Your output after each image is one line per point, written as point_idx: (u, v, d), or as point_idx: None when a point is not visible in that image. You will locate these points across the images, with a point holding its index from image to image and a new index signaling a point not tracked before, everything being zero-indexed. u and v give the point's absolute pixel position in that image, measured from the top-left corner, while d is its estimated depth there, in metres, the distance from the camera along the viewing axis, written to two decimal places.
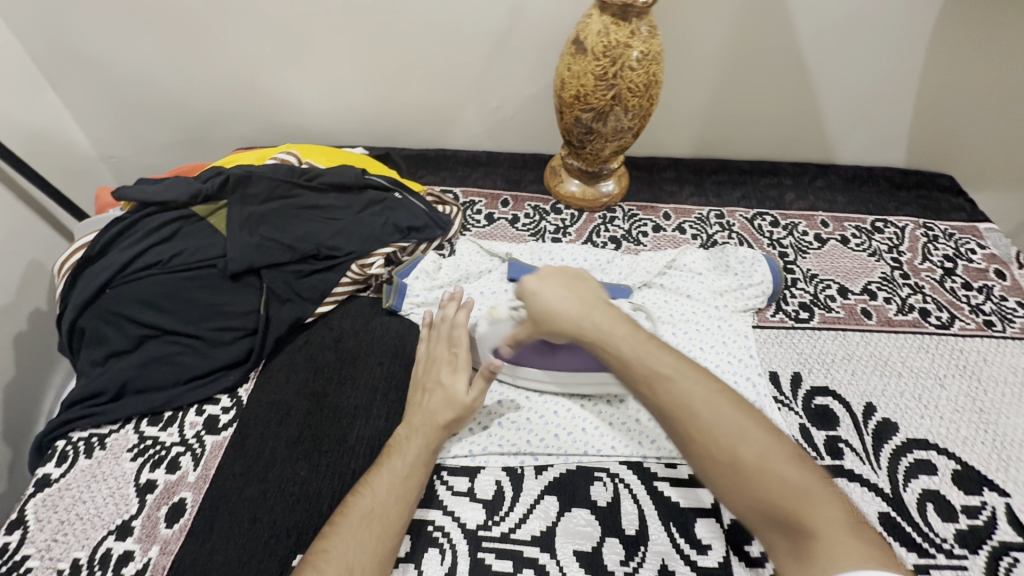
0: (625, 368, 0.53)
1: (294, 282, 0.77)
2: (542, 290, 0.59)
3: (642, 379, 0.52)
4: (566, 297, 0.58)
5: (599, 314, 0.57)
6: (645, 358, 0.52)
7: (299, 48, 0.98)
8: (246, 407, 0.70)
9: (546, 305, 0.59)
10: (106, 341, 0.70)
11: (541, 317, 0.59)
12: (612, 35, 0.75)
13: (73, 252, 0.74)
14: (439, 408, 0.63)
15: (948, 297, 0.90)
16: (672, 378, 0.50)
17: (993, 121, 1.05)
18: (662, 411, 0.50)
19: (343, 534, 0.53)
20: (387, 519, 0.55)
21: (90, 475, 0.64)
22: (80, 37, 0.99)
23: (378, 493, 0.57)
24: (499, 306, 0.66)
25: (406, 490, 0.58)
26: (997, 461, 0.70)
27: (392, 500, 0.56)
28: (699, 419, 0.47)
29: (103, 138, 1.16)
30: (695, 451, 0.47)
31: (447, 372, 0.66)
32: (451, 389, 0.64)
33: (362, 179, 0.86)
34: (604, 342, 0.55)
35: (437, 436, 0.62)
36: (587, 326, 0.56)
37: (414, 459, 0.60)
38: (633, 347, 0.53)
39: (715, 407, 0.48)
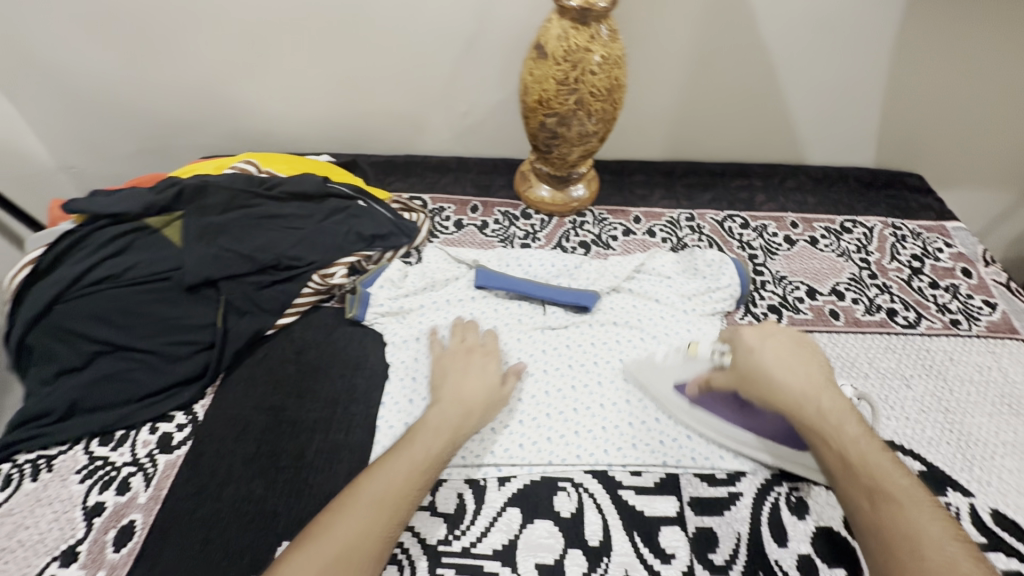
0: (848, 471, 0.52)
1: (253, 294, 0.76)
2: (762, 349, 0.62)
3: (865, 487, 0.50)
4: (787, 373, 0.59)
5: (828, 399, 0.57)
6: (876, 469, 0.50)
7: (260, 54, 0.97)
8: (201, 423, 0.68)
9: (761, 364, 0.61)
10: (54, 359, 0.68)
11: (753, 372, 0.61)
12: (572, 40, 0.75)
13: (21, 267, 0.72)
14: (474, 397, 0.66)
15: (915, 297, 0.90)
16: (905, 504, 0.48)
17: (958, 120, 1.06)
18: (878, 531, 0.47)
19: (347, 515, 0.52)
20: (395, 506, 0.54)
21: (35, 498, 0.61)
22: (33, 44, 0.96)
23: (389, 480, 0.56)
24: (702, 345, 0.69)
25: (417, 483, 0.57)
26: (962, 461, 0.70)
27: (404, 487, 0.55)
28: (928, 557, 0.43)
29: (63, 148, 1.13)
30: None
31: (476, 365, 0.69)
32: (485, 379, 0.68)
33: (324, 188, 0.85)
34: (838, 444, 0.53)
35: (464, 428, 0.63)
36: (810, 407, 0.57)
37: (430, 451, 0.59)
38: (865, 454, 0.52)
39: (952, 555, 0.43)
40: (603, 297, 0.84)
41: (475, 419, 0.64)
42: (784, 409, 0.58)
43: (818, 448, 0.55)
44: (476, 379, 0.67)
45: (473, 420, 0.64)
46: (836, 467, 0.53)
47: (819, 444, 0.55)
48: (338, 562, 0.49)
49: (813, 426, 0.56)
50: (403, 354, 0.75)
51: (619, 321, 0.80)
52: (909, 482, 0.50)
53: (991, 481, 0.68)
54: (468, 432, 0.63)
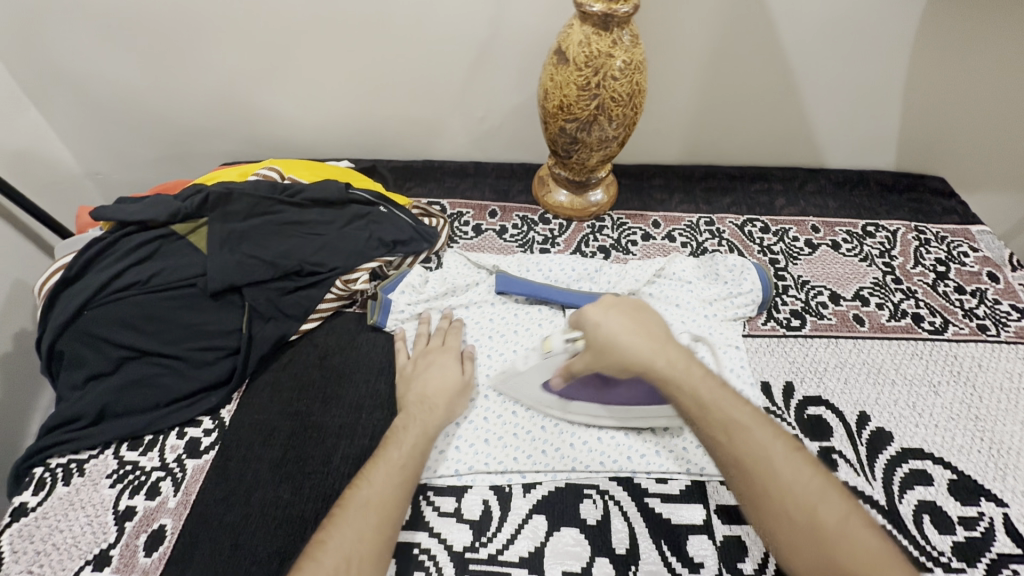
0: (703, 412, 0.55)
1: (277, 299, 0.76)
2: (606, 321, 0.61)
3: (720, 424, 0.54)
4: (639, 334, 0.59)
5: (673, 350, 0.59)
6: (723, 403, 0.55)
7: (281, 63, 0.98)
8: (228, 428, 0.69)
9: (613, 335, 0.59)
10: (84, 364, 0.69)
11: (606, 346, 0.60)
12: (594, 45, 0.74)
13: (52, 273, 0.73)
14: (440, 390, 0.67)
15: (941, 301, 0.89)
16: (751, 428, 0.53)
17: (982, 123, 1.04)
18: (739, 460, 0.52)
19: (341, 526, 0.52)
20: (386, 508, 0.55)
21: (68, 502, 0.62)
22: (60, 54, 0.98)
23: (379, 484, 0.56)
24: (552, 338, 0.65)
25: (406, 478, 0.58)
26: (995, 470, 0.69)
27: (389, 488, 0.56)
28: (778, 470, 0.50)
29: (88, 156, 1.15)
30: (767, 500, 0.49)
31: (445, 358, 0.71)
32: (450, 371, 0.69)
33: (346, 194, 0.85)
34: (691, 390, 0.56)
35: (434, 421, 0.64)
36: (661, 366, 0.57)
37: (410, 448, 0.61)
38: (714, 393, 0.55)
39: (792, 463, 0.51)
40: None
41: (440, 412, 0.65)
42: (638, 372, 0.58)
43: (673, 396, 0.56)
44: (437, 375, 0.68)
45: (440, 413, 0.65)
46: (693, 411, 0.55)
47: (674, 393, 0.56)
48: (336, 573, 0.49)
49: (669, 380, 0.57)
50: None
51: None
52: (744, 403, 0.56)
53: None
54: (437, 429, 0.64)
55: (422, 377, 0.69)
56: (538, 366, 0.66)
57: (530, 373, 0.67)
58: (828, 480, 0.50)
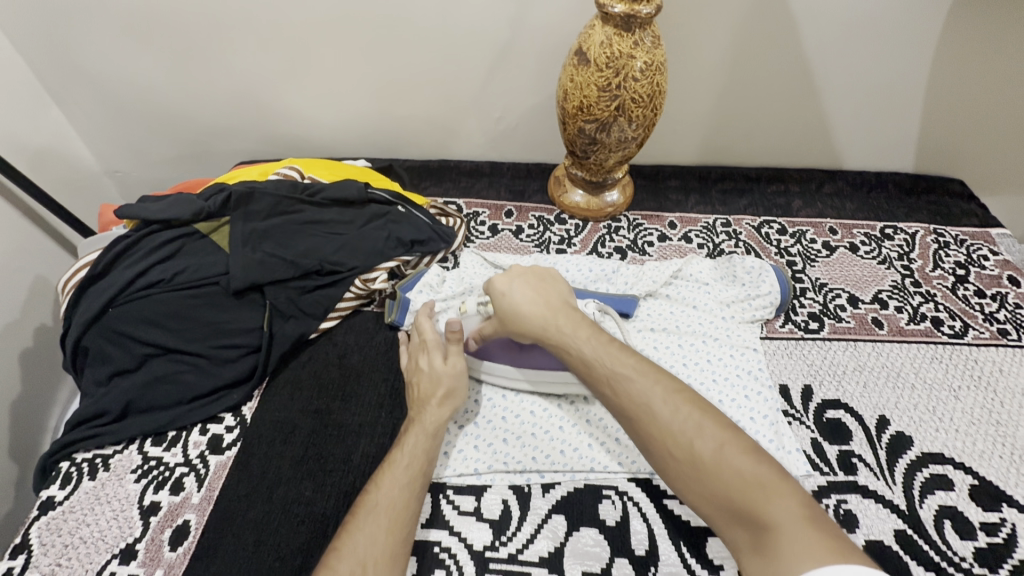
0: (589, 369, 0.58)
1: (299, 298, 0.77)
2: (510, 292, 0.66)
3: (604, 378, 0.57)
4: (533, 300, 0.65)
5: (563, 316, 0.63)
6: (605, 357, 0.58)
7: (301, 62, 0.98)
8: (250, 426, 0.69)
9: (512, 304, 0.65)
10: (109, 360, 0.70)
11: (507, 314, 0.66)
12: (615, 46, 0.74)
13: (78, 270, 0.74)
14: (434, 386, 0.66)
15: (961, 305, 0.88)
16: (631, 377, 0.55)
17: (1002, 125, 1.03)
18: (624, 411, 0.54)
19: (353, 532, 0.53)
20: (398, 511, 0.55)
21: (94, 497, 0.63)
22: (83, 53, 0.99)
23: (389, 487, 0.57)
24: (468, 303, 0.74)
25: (412, 479, 0.58)
26: (1016, 475, 0.69)
27: (396, 491, 0.56)
28: (657, 412, 0.52)
29: (107, 154, 1.16)
30: (651, 443, 0.51)
31: (432, 351, 0.69)
32: (435, 363, 0.67)
33: (365, 193, 0.85)
34: (576, 349, 0.60)
35: (432, 419, 0.64)
36: (552, 329, 0.62)
37: (414, 449, 0.61)
38: (598, 351, 0.58)
39: (671, 404, 0.52)
40: (640, 302, 0.83)
41: (434, 410, 0.64)
42: (535, 335, 0.64)
43: (563, 356, 0.61)
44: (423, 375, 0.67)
45: (437, 408, 0.65)
46: (582, 370, 0.59)
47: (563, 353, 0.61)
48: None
49: (556, 342, 0.61)
50: None
51: (656, 327, 0.80)
52: (629, 356, 0.58)
53: None
54: (434, 424, 0.63)
55: (419, 376, 0.68)
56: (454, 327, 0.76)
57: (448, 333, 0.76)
58: (711, 415, 0.51)
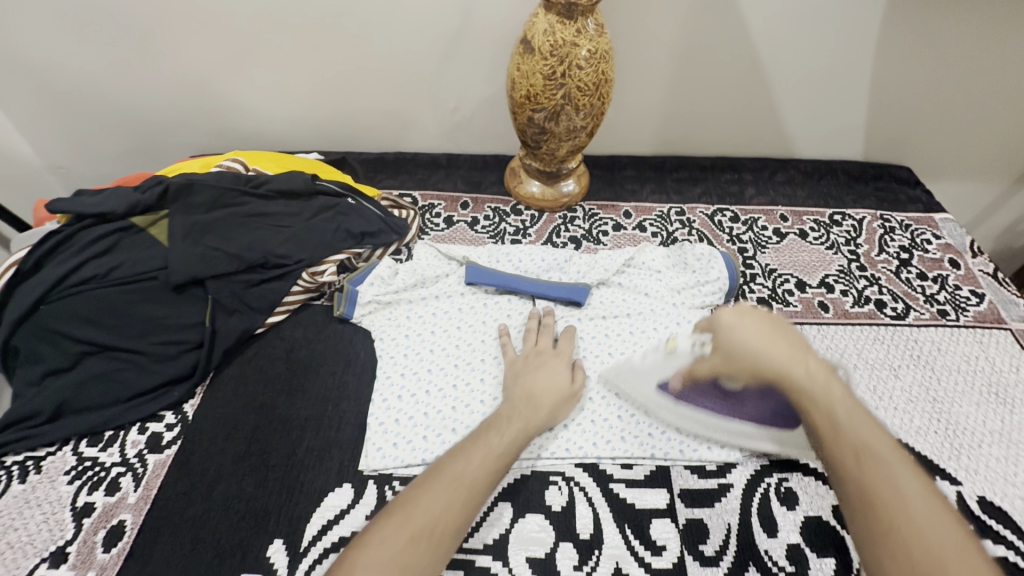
0: (835, 435, 0.54)
1: (243, 292, 0.75)
2: (741, 327, 0.60)
3: (850, 447, 0.53)
4: (777, 344, 0.59)
5: (813, 362, 0.59)
6: (860, 428, 0.54)
7: (246, 53, 0.96)
8: (191, 423, 0.68)
9: (743, 341, 0.60)
10: (41, 360, 0.67)
11: (735, 352, 0.60)
12: (559, 34, 0.74)
13: (6, 268, 0.71)
14: (546, 393, 0.66)
15: (903, 288, 0.91)
16: (883, 460, 0.52)
17: (944, 113, 1.06)
18: (863, 488, 0.51)
19: (432, 491, 0.54)
20: (474, 490, 0.56)
21: (23, 500, 0.61)
22: (16, 43, 0.95)
23: (469, 464, 0.57)
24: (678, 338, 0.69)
25: (495, 468, 0.58)
26: (950, 450, 0.71)
27: (483, 473, 0.57)
28: (907, 504, 0.49)
29: (49, 150, 1.12)
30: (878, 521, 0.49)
31: (558, 362, 0.70)
32: (560, 377, 0.68)
33: (313, 185, 0.84)
34: (827, 409, 0.55)
35: (535, 421, 0.63)
36: (799, 376, 0.57)
37: (509, 442, 0.60)
38: (853, 418, 0.55)
39: (928, 507, 0.48)
40: (593, 291, 0.83)
41: (542, 413, 0.64)
42: (773, 380, 0.58)
43: (806, 412, 0.57)
44: (548, 375, 0.67)
45: (543, 413, 0.64)
46: (824, 429, 0.55)
47: (806, 407, 0.57)
48: (421, 535, 0.51)
49: (803, 392, 0.57)
50: (392, 349, 0.75)
51: (608, 315, 0.80)
52: (885, 436, 0.54)
53: (979, 469, 0.69)
54: (535, 430, 0.63)
55: (528, 375, 0.68)
56: (659, 364, 0.70)
57: (648, 369, 0.71)
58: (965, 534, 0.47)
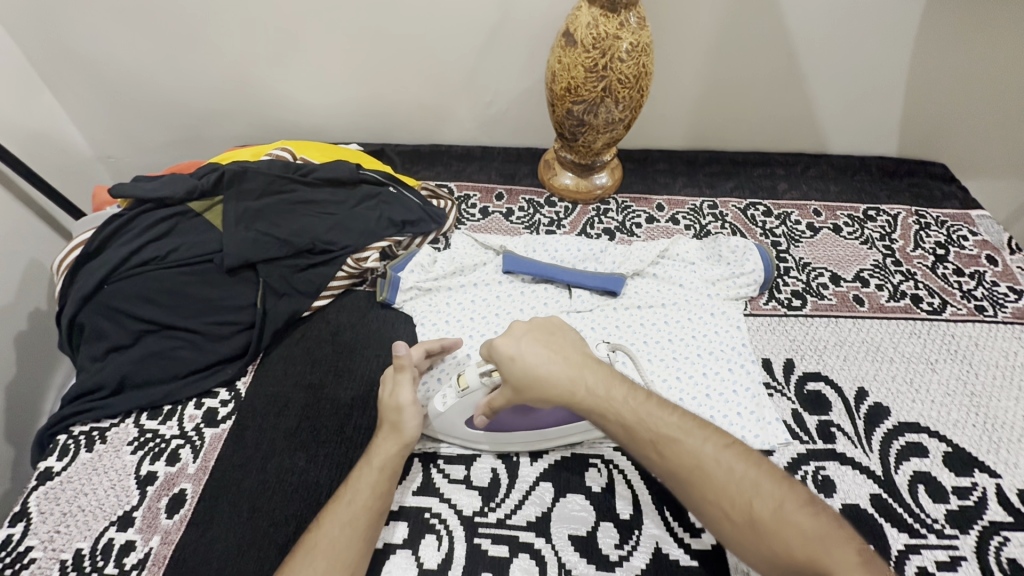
0: (631, 435, 0.54)
1: (291, 277, 0.78)
2: (518, 351, 0.57)
3: (648, 442, 0.53)
4: (549, 360, 0.57)
5: (588, 372, 0.57)
6: (648, 419, 0.54)
7: (292, 47, 0.99)
8: (244, 399, 0.71)
9: (528, 368, 0.57)
10: (105, 336, 0.71)
11: (525, 381, 0.57)
12: (602, 27, 0.76)
13: (72, 250, 0.75)
14: (386, 419, 0.62)
15: (940, 283, 0.90)
16: (678, 438, 0.52)
17: (982, 109, 1.05)
18: (673, 474, 0.52)
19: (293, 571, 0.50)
20: (336, 556, 0.52)
21: (91, 468, 0.65)
22: (74, 36, 0.99)
23: (332, 528, 0.54)
24: (467, 374, 0.62)
25: (354, 518, 0.55)
26: (988, 443, 0.71)
27: (341, 533, 0.54)
28: (714, 475, 0.50)
29: (102, 140, 1.17)
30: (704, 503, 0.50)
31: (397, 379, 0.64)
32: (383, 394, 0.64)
33: (356, 174, 0.86)
34: (617, 417, 0.55)
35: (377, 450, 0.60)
36: (582, 394, 0.56)
37: (366, 485, 0.57)
38: (641, 414, 0.54)
39: (723, 462, 0.51)
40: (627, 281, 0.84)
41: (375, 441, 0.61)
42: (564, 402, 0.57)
43: (602, 423, 0.56)
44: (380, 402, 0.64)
45: (384, 440, 0.61)
46: (623, 437, 0.54)
47: (605, 421, 0.55)
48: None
49: (590, 407, 0.56)
50: (434, 334, 0.77)
51: (643, 304, 0.81)
52: (667, 411, 0.55)
53: (1018, 462, 0.69)
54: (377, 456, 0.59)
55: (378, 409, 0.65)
56: (456, 405, 0.63)
57: (450, 414, 0.64)
58: (762, 469, 0.51)
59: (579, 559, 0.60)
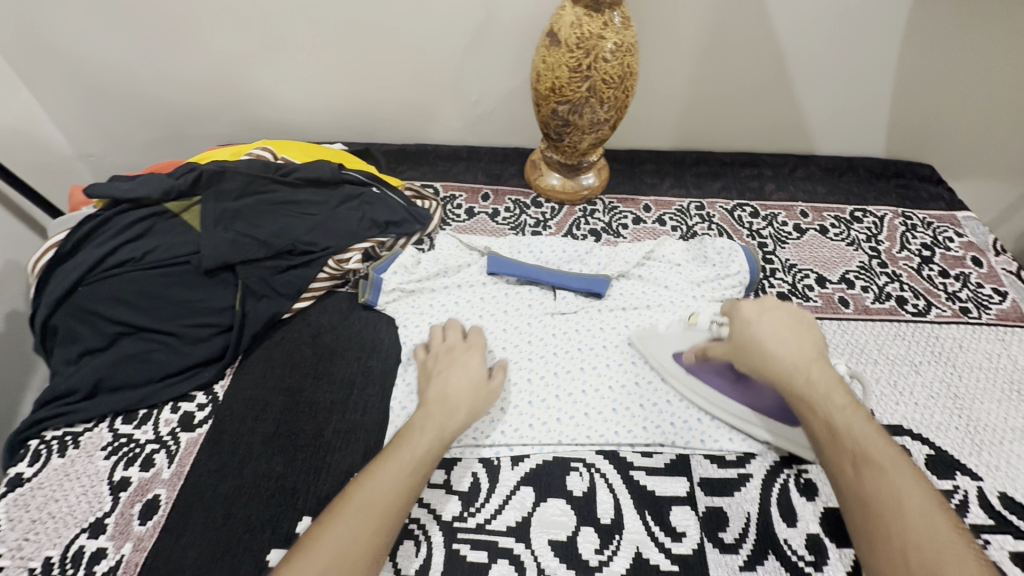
0: (834, 438, 0.53)
1: (270, 278, 0.77)
2: (758, 321, 0.62)
3: (849, 454, 0.51)
4: (785, 345, 0.59)
5: (818, 370, 0.57)
6: (861, 435, 0.52)
7: (274, 45, 0.97)
8: (221, 403, 0.70)
9: (758, 334, 0.61)
10: (79, 339, 0.70)
11: (751, 344, 0.61)
12: (585, 27, 0.75)
13: (46, 251, 0.73)
14: (463, 392, 0.65)
15: (925, 285, 0.90)
16: (887, 469, 0.49)
17: (969, 111, 1.05)
18: (861, 493, 0.49)
19: (339, 522, 0.52)
20: (383, 513, 0.53)
21: (63, 473, 0.63)
22: (51, 33, 0.97)
23: (382, 486, 0.55)
24: (701, 315, 0.70)
25: (408, 483, 0.56)
26: (971, 445, 0.71)
27: (393, 492, 0.55)
28: (908, 516, 0.46)
29: (81, 138, 1.15)
30: (877, 535, 0.46)
31: (469, 358, 0.69)
32: (473, 373, 0.67)
33: (339, 174, 0.85)
34: (825, 415, 0.54)
35: (450, 424, 0.62)
36: (801, 380, 0.57)
37: (423, 453, 0.59)
38: (850, 420, 0.53)
39: (928, 516, 0.46)
40: (612, 283, 0.83)
41: (460, 417, 0.63)
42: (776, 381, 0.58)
43: (807, 417, 0.56)
44: (461, 374, 0.66)
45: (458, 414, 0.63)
46: (824, 435, 0.54)
47: (808, 415, 0.55)
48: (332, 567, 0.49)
49: (803, 397, 0.56)
50: (416, 336, 0.76)
51: (628, 306, 0.80)
52: (887, 441, 0.51)
53: (1000, 465, 0.69)
54: (451, 434, 0.62)
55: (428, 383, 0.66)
56: (677, 335, 0.71)
57: (668, 337, 0.71)
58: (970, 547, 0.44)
59: (558, 564, 0.60)
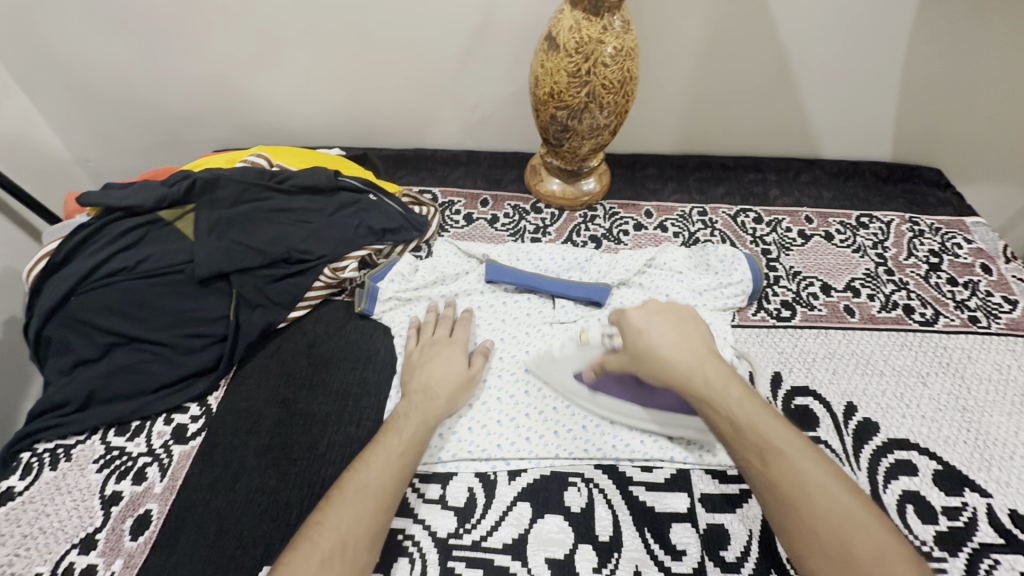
0: (738, 433, 0.54)
1: (266, 287, 0.76)
2: (647, 329, 0.61)
3: (755, 448, 0.52)
4: (676, 346, 0.59)
5: (710, 366, 0.58)
6: (760, 426, 0.53)
7: (270, 49, 0.96)
8: (215, 415, 0.69)
9: (653, 343, 0.60)
10: (71, 350, 0.69)
11: (646, 355, 0.60)
12: (584, 31, 0.73)
13: (38, 260, 0.73)
14: (446, 382, 0.66)
15: (933, 293, 0.88)
16: (787, 453, 0.51)
17: (978, 113, 1.03)
18: (772, 485, 0.51)
19: (337, 509, 0.53)
20: (380, 496, 0.55)
21: (54, 487, 0.63)
22: (46, 38, 0.96)
23: (372, 471, 0.57)
24: (590, 330, 0.67)
25: (402, 465, 0.58)
26: (980, 461, 0.69)
27: (385, 476, 0.56)
28: (817, 499, 0.49)
29: (79, 142, 1.14)
30: (792, 523, 0.49)
31: (452, 350, 0.70)
32: (455, 364, 0.68)
33: (335, 181, 0.84)
34: (721, 408, 0.55)
35: (434, 412, 0.63)
36: (698, 381, 0.56)
37: (411, 437, 0.61)
38: (745, 410, 0.54)
39: (830, 491, 0.49)
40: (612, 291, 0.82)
41: (441, 407, 0.64)
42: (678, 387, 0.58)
43: (708, 414, 0.56)
44: (442, 366, 0.68)
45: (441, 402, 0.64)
46: (726, 432, 0.54)
47: (711, 414, 0.56)
48: (332, 554, 0.50)
49: (703, 398, 0.56)
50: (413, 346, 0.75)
51: None
52: (780, 424, 0.54)
53: (1009, 481, 0.67)
54: (437, 419, 0.63)
55: (411, 373, 0.68)
56: (572, 355, 0.68)
57: (565, 361, 0.68)
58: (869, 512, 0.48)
59: None
